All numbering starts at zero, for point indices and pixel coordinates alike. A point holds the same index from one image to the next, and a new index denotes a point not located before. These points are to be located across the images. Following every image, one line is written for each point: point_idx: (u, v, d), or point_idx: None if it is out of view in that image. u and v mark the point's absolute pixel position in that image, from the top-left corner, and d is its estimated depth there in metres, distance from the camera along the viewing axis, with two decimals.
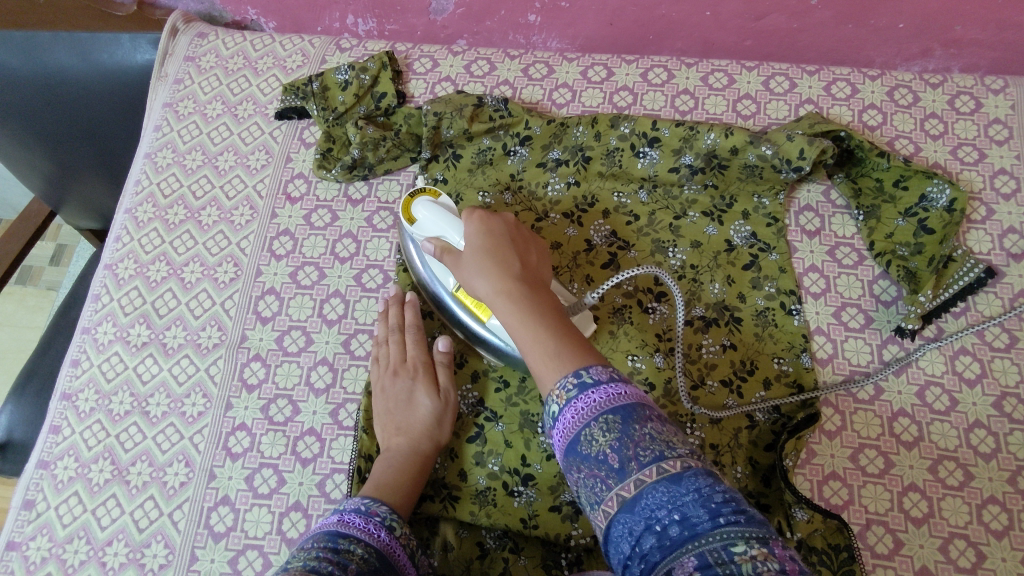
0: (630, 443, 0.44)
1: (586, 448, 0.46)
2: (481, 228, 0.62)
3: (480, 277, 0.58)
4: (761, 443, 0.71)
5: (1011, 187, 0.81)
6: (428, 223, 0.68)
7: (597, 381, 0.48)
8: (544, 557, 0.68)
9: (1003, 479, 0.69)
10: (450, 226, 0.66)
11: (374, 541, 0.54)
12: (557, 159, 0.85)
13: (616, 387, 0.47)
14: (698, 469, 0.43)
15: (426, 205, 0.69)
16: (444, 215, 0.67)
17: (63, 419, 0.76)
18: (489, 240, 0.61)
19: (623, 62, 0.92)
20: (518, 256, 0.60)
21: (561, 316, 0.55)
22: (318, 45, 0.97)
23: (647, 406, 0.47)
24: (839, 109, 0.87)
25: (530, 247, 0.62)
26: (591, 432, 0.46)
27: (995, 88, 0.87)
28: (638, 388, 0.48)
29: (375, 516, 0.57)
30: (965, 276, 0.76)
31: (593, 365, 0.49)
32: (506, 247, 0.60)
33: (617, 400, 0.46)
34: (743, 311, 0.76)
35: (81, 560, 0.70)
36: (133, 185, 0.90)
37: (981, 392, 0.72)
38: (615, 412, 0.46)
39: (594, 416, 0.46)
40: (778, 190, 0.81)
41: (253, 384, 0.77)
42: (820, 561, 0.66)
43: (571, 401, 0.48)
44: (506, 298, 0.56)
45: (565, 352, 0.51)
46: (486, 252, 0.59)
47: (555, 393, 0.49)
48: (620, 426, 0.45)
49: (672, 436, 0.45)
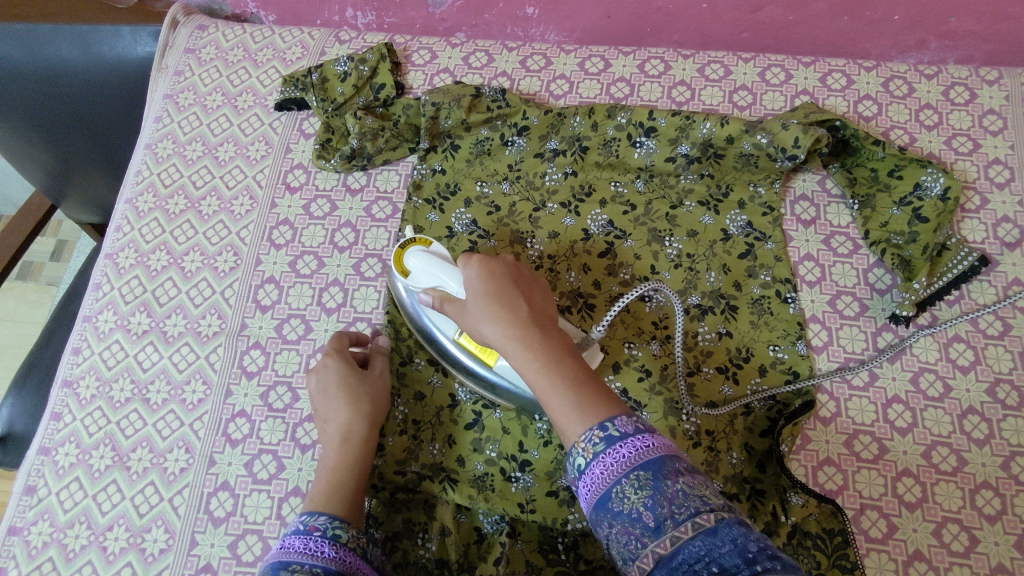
0: (663, 500, 0.43)
1: (617, 505, 0.45)
2: (485, 269, 0.60)
3: (490, 323, 0.57)
4: (756, 430, 0.72)
5: (1006, 177, 0.82)
6: (422, 273, 0.66)
7: (624, 435, 0.47)
8: (540, 541, 0.69)
9: (996, 465, 0.69)
10: (445, 274, 0.64)
11: (319, 560, 0.53)
12: (554, 149, 0.85)
13: (645, 439, 0.46)
14: (732, 520, 0.42)
15: (418, 255, 0.67)
16: (437, 264, 0.65)
17: (64, 405, 0.77)
18: (494, 280, 0.59)
19: (620, 54, 0.93)
20: (526, 300, 0.58)
21: (577, 363, 0.54)
22: (317, 38, 0.98)
23: (676, 456, 0.46)
24: (834, 100, 0.88)
25: (536, 290, 0.61)
26: (622, 489, 0.45)
27: (989, 79, 0.87)
28: (664, 437, 0.47)
29: (314, 532, 0.55)
30: (959, 264, 0.77)
31: (617, 414, 0.49)
32: (512, 290, 0.59)
33: (646, 454, 0.46)
34: (739, 299, 0.77)
35: (82, 544, 0.70)
36: (134, 175, 0.91)
37: (974, 378, 0.73)
38: (646, 467, 0.45)
39: (624, 472, 0.45)
40: (774, 179, 0.82)
41: (253, 371, 0.77)
42: (814, 545, 0.67)
43: (599, 456, 0.47)
44: (520, 346, 0.54)
45: (587, 402, 0.50)
46: (494, 294, 0.58)
47: (580, 446, 0.48)
48: (652, 483, 0.44)
49: (705, 488, 0.44)
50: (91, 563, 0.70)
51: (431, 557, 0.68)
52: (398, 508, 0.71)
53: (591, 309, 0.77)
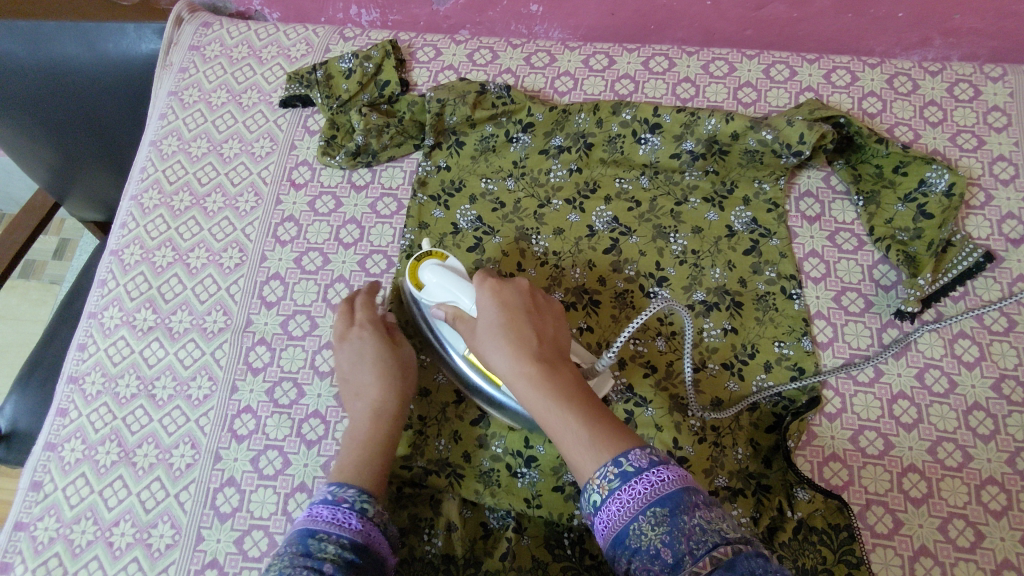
0: (681, 536, 0.44)
1: (635, 542, 0.45)
2: (496, 300, 0.61)
3: (499, 356, 0.57)
4: (762, 425, 0.73)
5: (1010, 173, 0.82)
6: (436, 288, 0.66)
7: (639, 470, 0.47)
8: (547, 535, 0.69)
9: (1002, 460, 0.69)
10: (461, 291, 0.64)
11: (345, 532, 0.53)
12: (559, 145, 0.85)
13: (660, 473, 0.46)
14: (749, 552, 0.43)
15: (434, 268, 0.66)
16: (452, 279, 0.65)
17: (69, 401, 0.77)
18: (505, 312, 0.59)
19: (625, 50, 0.93)
20: (535, 331, 0.58)
21: (588, 396, 0.54)
22: (322, 35, 0.98)
23: (692, 491, 0.46)
24: (839, 96, 0.88)
25: (547, 320, 0.61)
26: (639, 525, 0.45)
27: (994, 76, 0.87)
28: (679, 470, 0.47)
29: (342, 503, 0.55)
30: (964, 261, 0.77)
31: (630, 447, 0.49)
32: (521, 321, 0.59)
33: (663, 489, 0.46)
34: (744, 296, 0.77)
35: (88, 540, 0.70)
36: (139, 172, 0.91)
37: (979, 374, 0.73)
38: (663, 503, 0.45)
39: (641, 509, 0.46)
40: (779, 175, 0.82)
41: (258, 367, 0.77)
42: (820, 540, 0.67)
43: (615, 493, 0.47)
44: (529, 380, 0.54)
45: (600, 437, 0.50)
46: (505, 327, 0.58)
47: (595, 482, 0.48)
48: (669, 519, 0.45)
49: (722, 522, 0.45)
50: (97, 558, 0.70)
51: (436, 552, 0.68)
52: (404, 504, 0.71)
53: (596, 305, 0.77)
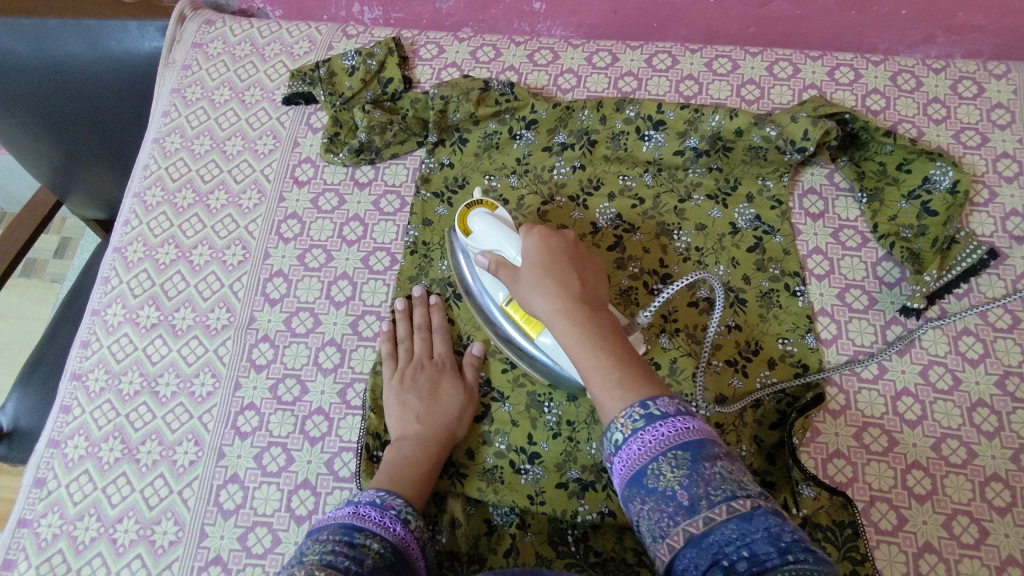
0: (699, 481, 0.44)
1: (652, 482, 0.45)
2: (541, 248, 0.63)
3: (541, 299, 0.59)
4: (766, 422, 0.72)
5: (1014, 171, 0.82)
6: (484, 236, 0.67)
7: (665, 415, 0.47)
8: (551, 533, 0.69)
9: (1006, 457, 0.69)
10: (506, 240, 0.66)
11: (389, 535, 0.53)
12: (563, 142, 0.85)
13: (685, 420, 0.46)
14: (766, 508, 0.42)
15: (483, 217, 0.68)
16: (500, 228, 0.67)
17: (73, 398, 0.77)
18: (549, 260, 0.61)
19: (628, 48, 0.93)
20: (578, 280, 0.60)
21: (623, 342, 0.55)
22: (324, 32, 0.98)
23: (715, 442, 0.46)
24: (842, 93, 0.88)
25: (588, 272, 0.62)
26: (659, 466, 0.45)
27: (997, 73, 0.87)
28: (705, 421, 0.47)
29: (390, 509, 0.56)
30: (967, 258, 0.77)
31: (658, 394, 0.49)
32: (564, 270, 0.60)
33: (686, 434, 0.46)
34: (748, 292, 0.77)
35: (92, 537, 0.70)
36: (142, 169, 0.91)
37: (983, 371, 0.73)
38: (685, 448, 0.45)
39: (661, 452, 0.46)
40: (782, 172, 0.82)
41: (262, 364, 0.77)
42: (825, 537, 0.67)
43: (638, 433, 0.47)
44: (569, 322, 0.56)
45: (627, 380, 0.51)
46: (547, 273, 0.60)
47: (618, 421, 0.49)
48: (690, 463, 0.44)
49: (742, 474, 0.44)
50: (101, 555, 0.70)
51: (441, 549, 0.68)
52: None
53: None
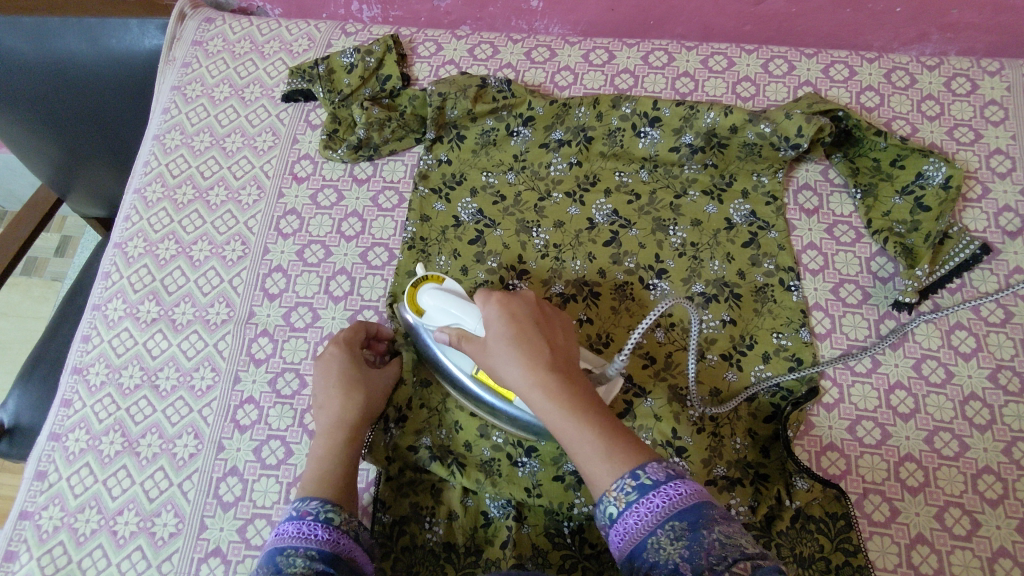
0: (700, 549, 0.43)
1: (653, 556, 0.45)
2: (503, 313, 0.59)
3: (511, 369, 0.55)
4: (760, 415, 0.73)
5: (1007, 166, 0.83)
6: (436, 312, 0.66)
7: (657, 483, 0.47)
8: (547, 525, 0.70)
9: (998, 450, 0.70)
10: (465, 313, 0.64)
11: (312, 544, 0.53)
12: (559, 139, 0.86)
13: (677, 487, 0.46)
14: (770, 567, 0.41)
15: (432, 292, 0.66)
16: (455, 301, 0.65)
17: (74, 392, 0.78)
18: (514, 326, 0.58)
19: (624, 45, 0.94)
20: (546, 343, 0.57)
21: (601, 407, 0.53)
22: (324, 30, 0.99)
23: (710, 506, 0.46)
24: (837, 90, 0.89)
25: (553, 331, 0.59)
26: (658, 539, 0.45)
27: (991, 71, 0.88)
28: (697, 485, 0.47)
29: (307, 516, 0.55)
30: (960, 253, 0.78)
31: (647, 460, 0.49)
32: (531, 333, 0.57)
33: (681, 503, 0.46)
34: (743, 287, 0.78)
35: (93, 528, 0.71)
36: (142, 166, 0.92)
37: (976, 364, 0.74)
38: (682, 518, 0.45)
39: (659, 523, 0.46)
40: (777, 168, 0.82)
41: (261, 358, 0.78)
42: (818, 529, 0.67)
43: (632, 506, 0.47)
44: (547, 393, 0.53)
45: (617, 449, 0.50)
46: (515, 339, 0.56)
47: (611, 494, 0.48)
48: (688, 533, 0.44)
49: (741, 538, 0.44)
50: (101, 546, 0.70)
51: (437, 540, 0.69)
52: (404, 492, 0.71)
53: (596, 297, 0.78)
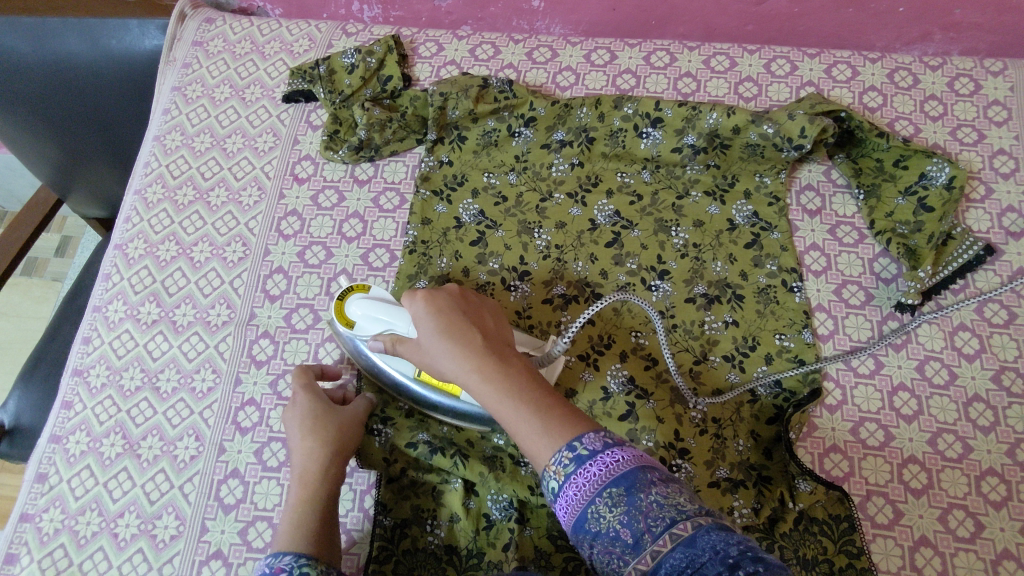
0: (638, 514, 0.43)
1: (595, 526, 0.45)
2: (429, 304, 0.57)
3: (448, 359, 0.55)
4: (763, 417, 0.73)
5: (1010, 167, 0.82)
6: (367, 322, 0.67)
7: (593, 453, 0.46)
8: (550, 527, 0.69)
9: (1002, 452, 0.70)
10: (393, 316, 0.65)
11: None
12: (561, 140, 0.86)
13: (614, 455, 0.46)
14: (709, 525, 0.41)
15: (358, 305, 0.68)
16: (377, 307, 0.66)
17: (74, 394, 0.78)
18: (443, 314, 0.57)
19: (626, 45, 0.93)
20: (479, 331, 0.56)
21: (538, 385, 0.53)
22: (325, 30, 0.99)
23: (648, 468, 0.45)
24: (839, 91, 0.88)
25: (484, 318, 0.59)
26: (598, 507, 0.45)
27: (994, 71, 0.88)
28: (634, 449, 0.47)
29: (280, 572, 0.54)
30: (964, 254, 0.77)
31: (583, 431, 0.48)
32: (463, 323, 0.56)
33: (618, 469, 0.45)
34: (745, 288, 0.77)
35: (94, 531, 0.71)
36: (142, 167, 0.91)
37: (979, 366, 0.73)
38: (619, 483, 0.45)
39: (598, 492, 0.45)
40: (780, 169, 0.82)
41: (262, 360, 0.78)
42: (821, 531, 0.67)
43: (572, 478, 0.46)
44: (485, 378, 0.53)
45: (553, 424, 0.49)
46: (445, 330, 0.56)
47: (550, 469, 0.47)
48: (625, 498, 0.44)
49: (678, 496, 0.44)
50: (102, 549, 0.70)
51: (439, 543, 0.69)
52: (406, 494, 0.71)
53: (598, 298, 0.77)
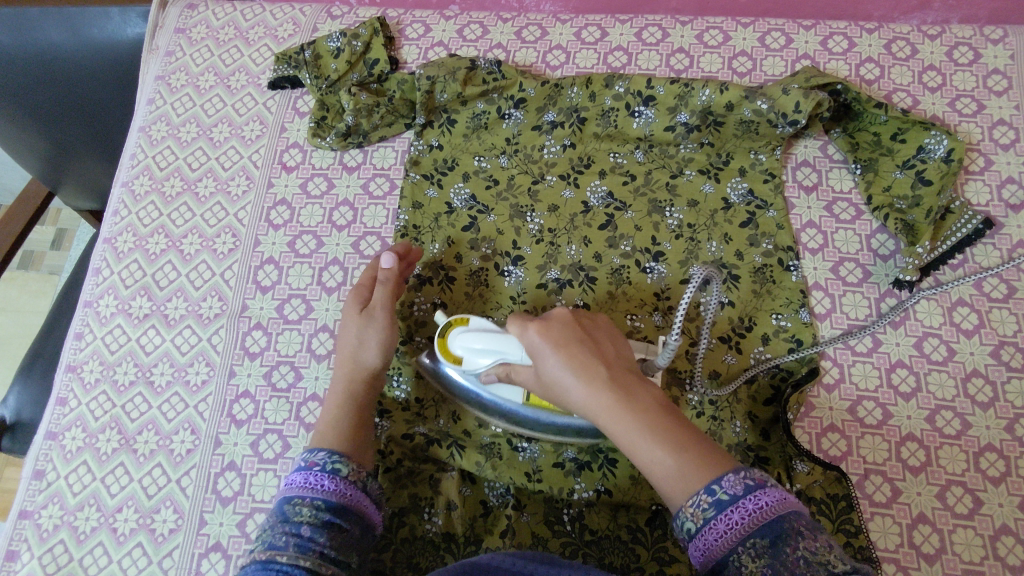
0: (783, 567, 0.42)
1: (735, 573, 0.44)
2: (544, 334, 0.55)
3: (573, 388, 0.53)
4: (760, 398, 0.73)
5: (1010, 138, 0.81)
6: (475, 355, 0.62)
7: (735, 498, 0.45)
8: (547, 513, 0.69)
9: (1000, 427, 0.69)
10: (503, 346, 0.60)
11: (318, 494, 0.55)
12: (552, 121, 0.84)
13: (758, 501, 0.44)
14: None
15: (461, 338, 0.63)
16: (482, 337, 0.61)
17: (68, 390, 0.77)
18: (562, 344, 0.54)
19: (616, 22, 0.91)
20: (602, 360, 0.54)
21: (670, 416, 0.50)
22: (309, 14, 0.96)
23: (794, 517, 0.44)
24: (835, 63, 0.86)
25: (603, 343, 0.56)
26: (739, 556, 0.44)
27: (994, 39, 0.86)
28: (779, 495, 0.45)
29: (314, 468, 0.57)
30: (963, 228, 0.75)
31: (719, 472, 0.47)
32: (585, 355, 0.54)
33: (763, 516, 0.44)
34: (741, 269, 0.76)
35: (93, 526, 0.71)
36: (129, 159, 0.90)
37: (978, 341, 0.73)
38: (763, 533, 0.44)
39: (740, 539, 0.44)
40: (775, 146, 0.80)
41: (256, 352, 0.77)
42: (819, 511, 0.67)
43: (711, 523, 0.45)
44: (614, 411, 0.51)
45: (689, 464, 0.47)
46: (569, 358, 0.53)
47: (687, 511, 0.46)
48: (770, 549, 0.43)
49: (828, 553, 0.41)
50: (102, 544, 0.70)
51: (437, 530, 0.68)
52: (404, 483, 0.70)
53: (592, 283, 0.76)
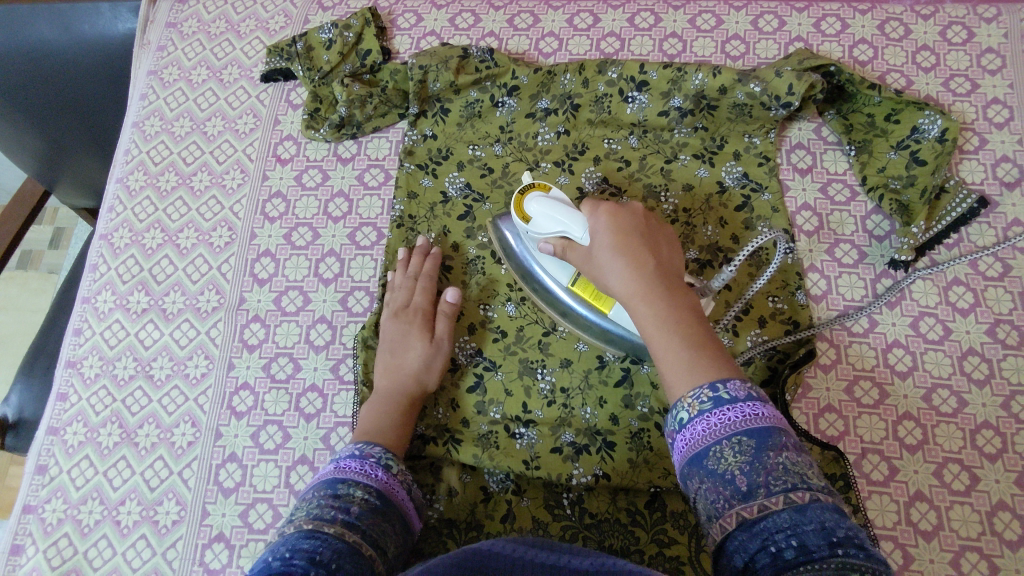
0: (761, 469, 0.44)
1: (713, 463, 0.46)
2: (609, 220, 0.58)
3: (615, 274, 0.56)
4: (758, 380, 0.72)
5: (1005, 116, 0.81)
6: (544, 220, 0.63)
7: (734, 400, 0.47)
8: (546, 497, 0.69)
9: (997, 405, 0.69)
10: (572, 221, 0.61)
11: (371, 481, 0.56)
12: (546, 108, 0.84)
13: (755, 408, 0.46)
14: (828, 504, 0.42)
15: (539, 201, 0.63)
16: (561, 210, 0.61)
17: (68, 386, 0.78)
18: (623, 235, 0.58)
19: (609, 8, 0.91)
20: (653, 258, 0.57)
21: (699, 323, 0.53)
22: (300, 6, 0.96)
23: (784, 432, 0.46)
24: (829, 45, 0.86)
25: (662, 248, 0.59)
26: (720, 449, 0.46)
27: (987, 17, 0.85)
28: (776, 411, 0.47)
29: (369, 458, 0.59)
30: (957, 207, 0.76)
31: (728, 375, 0.49)
32: (639, 247, 0.57)
33: (755, 422, 0.46)
34: (736, 252, 0.76)
35: (96, 519, 0.71)
36: (123, 154, 0.90)
37: (974, 320, 0.73)
38: (750, 436, 0.45)
39: (726, 435, 0.46)
40: (769, 128, 0.80)
41: (254, 344, 0.78)
42: None
43: (704, 415, 0.47)
44: (648, 301, 0.53)
45: (702, 362, 0.50)
46: (623, 248, 0.57)
47: (686, 400, 0.49)
48: (753, 450, 0.45)
49: (807, 468, 0.44)
50: (106, 537, 0.71)
51: (438, 517, 0.69)
52: None
53: None
